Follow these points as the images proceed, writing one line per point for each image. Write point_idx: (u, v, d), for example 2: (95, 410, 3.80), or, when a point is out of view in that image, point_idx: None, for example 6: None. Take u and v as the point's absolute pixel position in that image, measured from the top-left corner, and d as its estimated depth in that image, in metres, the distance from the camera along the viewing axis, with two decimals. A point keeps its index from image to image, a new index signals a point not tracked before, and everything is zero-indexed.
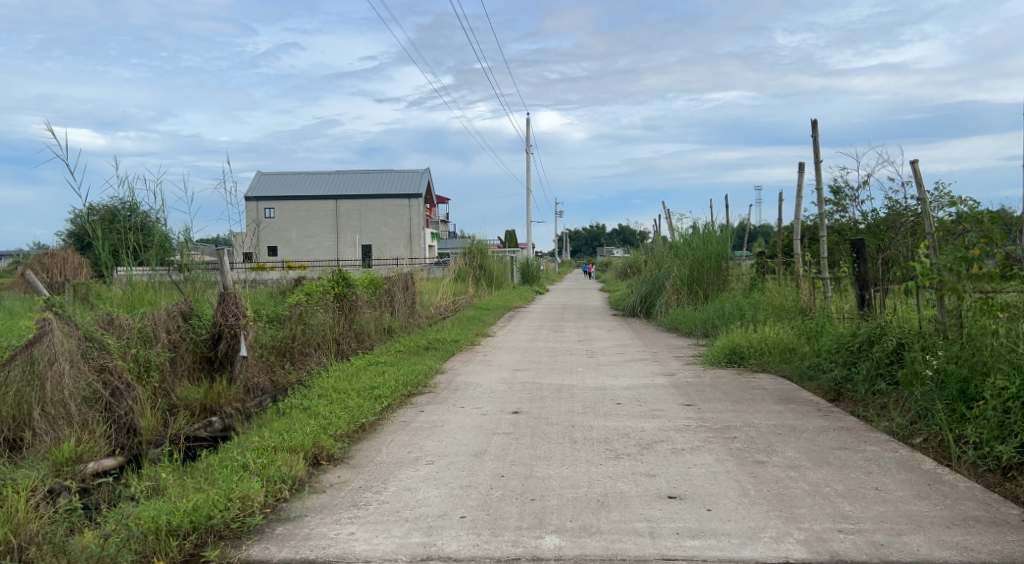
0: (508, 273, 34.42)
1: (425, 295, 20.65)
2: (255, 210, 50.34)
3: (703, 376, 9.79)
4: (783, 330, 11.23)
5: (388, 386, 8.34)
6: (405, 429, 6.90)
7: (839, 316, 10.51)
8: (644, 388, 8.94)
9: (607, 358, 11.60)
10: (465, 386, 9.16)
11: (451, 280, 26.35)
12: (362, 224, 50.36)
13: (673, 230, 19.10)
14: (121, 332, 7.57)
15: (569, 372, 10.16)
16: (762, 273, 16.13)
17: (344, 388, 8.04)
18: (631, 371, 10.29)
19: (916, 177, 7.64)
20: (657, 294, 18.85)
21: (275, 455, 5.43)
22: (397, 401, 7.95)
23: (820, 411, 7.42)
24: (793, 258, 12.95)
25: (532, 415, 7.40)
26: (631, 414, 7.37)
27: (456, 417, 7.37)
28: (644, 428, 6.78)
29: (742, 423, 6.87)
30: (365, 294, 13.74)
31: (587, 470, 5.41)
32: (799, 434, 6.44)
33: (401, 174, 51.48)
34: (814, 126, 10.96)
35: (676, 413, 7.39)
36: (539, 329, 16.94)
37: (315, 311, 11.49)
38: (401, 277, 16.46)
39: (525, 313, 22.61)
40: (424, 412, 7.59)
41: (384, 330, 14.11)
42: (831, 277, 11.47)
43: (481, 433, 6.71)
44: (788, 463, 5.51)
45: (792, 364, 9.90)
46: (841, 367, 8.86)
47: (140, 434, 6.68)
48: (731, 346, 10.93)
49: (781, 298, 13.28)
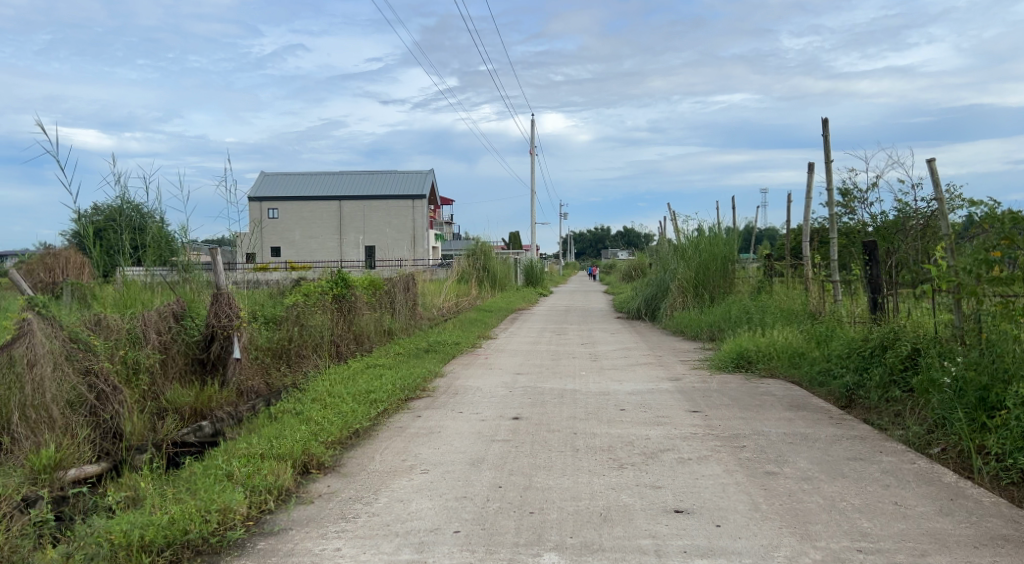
0: (512, 275, 34.16)
1: (428, 297, 20.41)
2: (259, 211, 50.20)
3: (709, 382, 9.52)
4: (792, 334, 10.95)
5: (385, 390, 8.09)
6: (402, 435, 6.65)
7: (850, 319, 10.24)
8: (649, 393, 8.67)
9: (610, 362, 11.35)
10: (465, 390, 8.90)
11: (454, 281, 26.11)
12: (365, 225, 50.17)
13: (679, 232, 18.84)
14: (108, 333, 7.30)
15: (572, 377, 9.90)
16: (770, 276, 15.86)
17: (339, 393, 7.78)
18: (636, 375, 10.02)
19: (933, 176, 7.36)
20: (662, 297, 18.58)
21: (261, 464, 5.18)
22: (393, 406, 7.70)
23: (832, 419, 7.15)
24: (802, 260, 12.67)
25: (533, 421, 7.15)
26: (636, 421, 7.11)
27: (454, 423, 7.12)
28: (649, 436, 6.51)
29: (751, 431, 6.61)
30: (365, 295, 13.49)
31: (589, 481, 5.15)
32: (811, 444, 6.17)
33: (405, 175, 51.26)
34: (825, 125, 10.70)
35: (682, 420, 7.13)
36: (542, 331, 16.68)
37: (313, 313, 11.25)
38: (402, 278, 16.22)
39: (529, 315, 22.34)
40: (422, 418, 7.33)
41: (384, 331, 13.85)
42: (841, 280, 11.19)
43: (479, 440, 6.45)
44: (800, 475, 5.24)
45: (801, 370, 9.63)
46: (852, 373, 8.61)
47: (126, 440, 6.43)
48: (739, 351, 10.66)
49: (790, 301, 13.00)
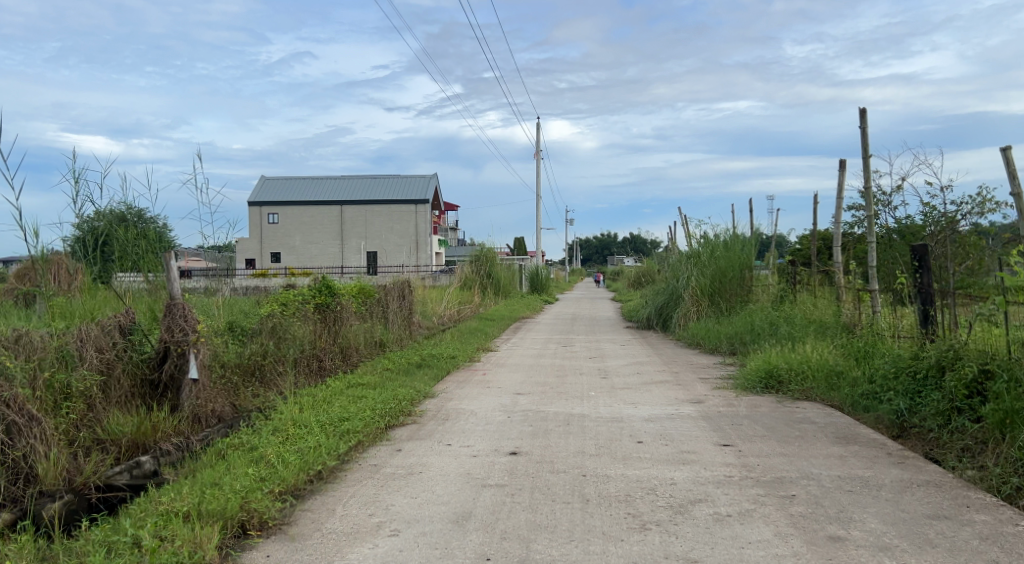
0: (517, 282, 33.04)
1: (427, 305, 19.31)
2: (258, 215, 49.61)
3: (736, 405, 8.34)
4: (826, 349, 9.83)
5: (362, 415, 6.93)
6: (375, 478, 5.50)
7: (896, 335, 9.14)
8: (670, 419, 7.53)
9: (621, 379, 10.20)
10: (456, 415, 7.77)
11: (457, 289, 24.94)
12: (367, 230, 49.10)
13: (691, 236, 17.70)
14: (31, 352, 6.18)
15: (580, 398, 8.75)
16: (792, 284, 14.72)
17: (306, 420, 6.62)
18: (651, 396, 8.86)
19: (1007, 166, 6.23)
20: (674, 306, 17.38)
21: (180, 526, 4.03)
22: (370, 437, 6.54)
23: (891, 456, 6.01)
24: (834, 267, 11.59)
25: (533, 457, 6.00)
26: (656, 460, 5.96)
27: (439, 460, 5.98)
28: (674, 481, 5.38)
29: (798, 476, 5.46)
30: (353, 304, 12.36)
31: (605, 552, 4.00)
32: (875, 494, 5.05)
33: (408, 179, 50.15)
34: (862, 115, 9.69)
35: (712, 458, 5.99)
36: (547, 343, 15.49)
37: (292, 324, 10.12)
38: (396, 284, 15.04)
39: (533, 323, 21.18)
40: (402, 453, 6.19)
41: (374, 343, 12.72)
42: (880, 290, 10.12)
43: (467, 485, 5.30)
44: (875, 544, 4.12)
45: (840, 391, 8.51)
46: (904, 398, 7.53)
47: (40, 483, 5.24)
48: (767, 368, 9.51)
49: (819, 312, 11.86)
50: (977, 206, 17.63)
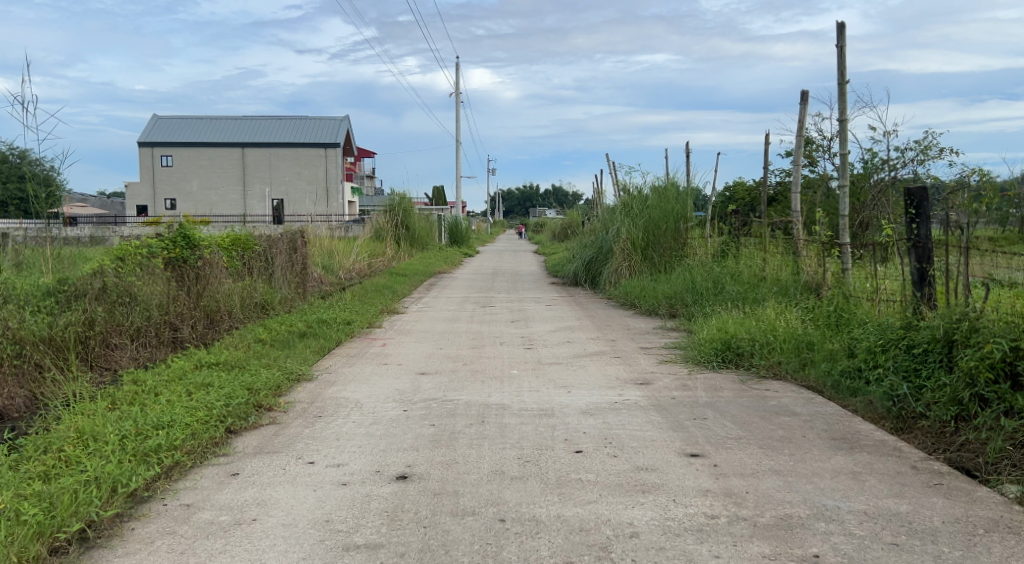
0: (435, 233, 30.91)
1: (332, 259, 17.15)
2: (151, 157, 45.69)
3: (693, 388, 6.64)
4: (790, 314, 8.28)
5: (189, 419, 4.92)
6: (177, 534, 3.54)
7: (878, 299, 7.63)
8: (614, 413, 5.76)
9: (548, 351, 8.39)
10: (335, 410, 5.80)
11: (366, 240, 22.67)
12: (273, 176, 45.84)
13: (622, 184, 15.98)
14: None
15: (498, 379, 6.91)
16: (734, 235, 13.15)
17: (101, 428, 4.63)
18: (586, 376, 7.07)
19: None
20: (604, 260, 15.69)
21: None
22: (196, 454, 4.55)
23: (921, 474, 4.40)
24: (792, 216, 10.04)
25: (430, 488, 4.13)
26: (605, 487, 4.16)
27: (290, 495, 4.05)
28: (638, 530, 3.60)
29: (811, 516, 3.77)
30: (223, 258, 10.15)
31: None
32: (936, 551, 3.39)
33: (317, 120, 46.86)
34: (840, 30, 8.03)
35: (683, 483, 4.23)
36: (463, 302, 13.57)
37: (131, 283, 7.92)
38: (285, 234, 12.76)
39: (449, 280, 19.20)
40: (237, 483, 4.21)
41: (253, 305, 10.58)
42: (853, 245, 8.62)
43: (320, 550, 3.41)
44: None
45: (816, 368, 6.95)
46: (901, 381, 6.04)
47: None
48: (724, 337, 7.88)
49: (772, 269, 10.30)
50: (918, 152, 16.48)
